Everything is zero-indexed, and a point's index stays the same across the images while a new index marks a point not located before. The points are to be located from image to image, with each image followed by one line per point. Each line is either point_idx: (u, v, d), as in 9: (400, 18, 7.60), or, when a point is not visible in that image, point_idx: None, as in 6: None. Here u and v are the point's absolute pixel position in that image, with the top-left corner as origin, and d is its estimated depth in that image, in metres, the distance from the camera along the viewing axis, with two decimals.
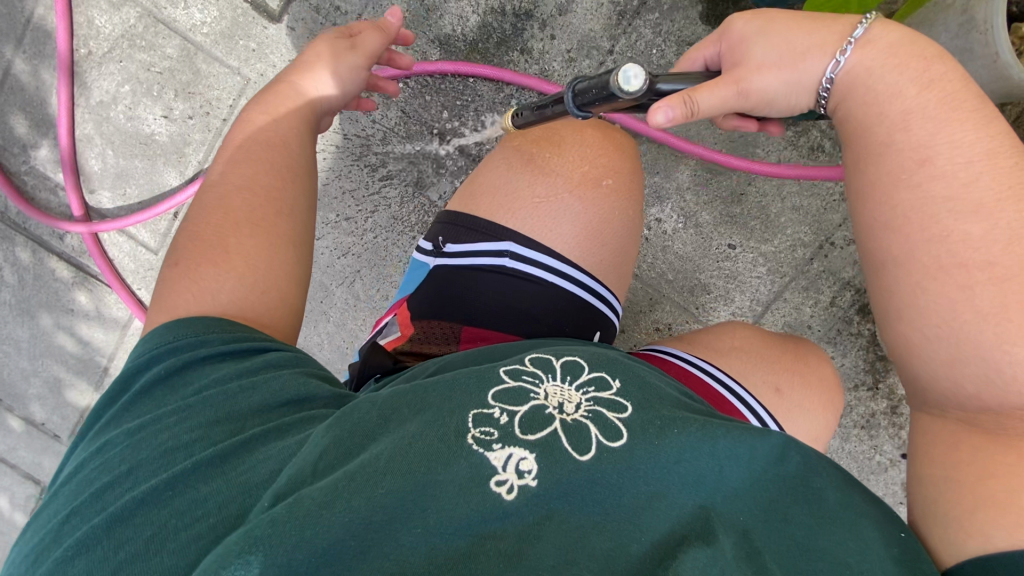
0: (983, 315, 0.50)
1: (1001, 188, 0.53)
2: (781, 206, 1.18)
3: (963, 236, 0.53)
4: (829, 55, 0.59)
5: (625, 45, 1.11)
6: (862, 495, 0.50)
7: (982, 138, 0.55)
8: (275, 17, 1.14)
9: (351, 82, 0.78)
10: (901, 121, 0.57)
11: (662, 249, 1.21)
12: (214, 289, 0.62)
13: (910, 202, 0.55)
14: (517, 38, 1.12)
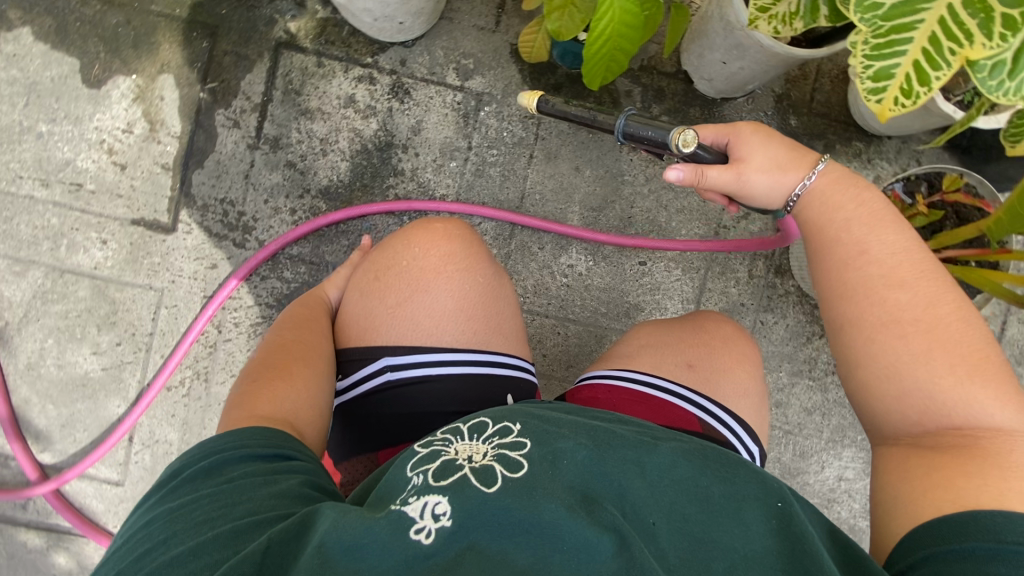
0: (916, 362, 0.66)
1: (917, 275, 0.70)
2: (669, 213, 1.28)
3: (897, 302, 0.69)
4: (802, 174, 0.76)
5: (479, 138, 1.25)
6: (750, 478, 0.55)
7: (904, 240, 0.72)
8: (169, 228, 1.22)
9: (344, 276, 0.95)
10: (844, 224, 0.73)
11: (586, 289, 1.29)
12: (279, 404, 0.71)
13: (857, 275, 0.71)
14: (387, 166, 1.24)
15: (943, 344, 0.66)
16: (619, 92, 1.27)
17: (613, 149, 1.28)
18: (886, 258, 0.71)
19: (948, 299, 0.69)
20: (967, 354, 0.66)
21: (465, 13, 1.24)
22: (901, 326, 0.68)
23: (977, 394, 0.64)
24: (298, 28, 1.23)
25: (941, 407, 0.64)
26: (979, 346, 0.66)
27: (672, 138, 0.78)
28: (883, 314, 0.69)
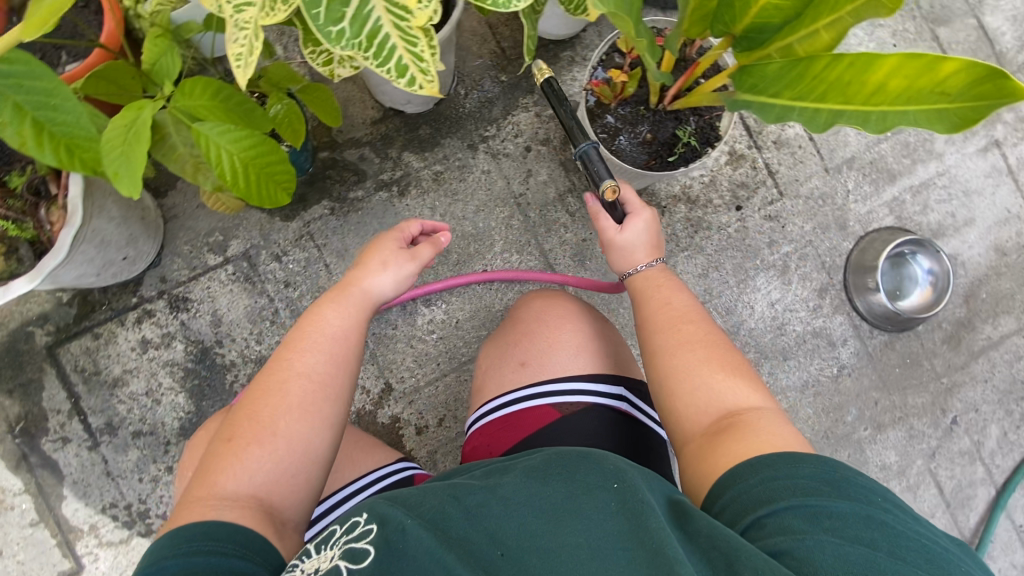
0: (697, 369, 0.78)
1: (699, 317, 0.85)
2: (472, 217, 1.31)
3: (686, 333, 0.83)
4: (649, 258, 0.94)
5: (274, 286, 1.25)
6: (596, 475, 0.65)
7: (689, 298, 0.88)
8: (74, 569, 1.17)
9: (403, 278, 0.86)
10: (658, 289, 0.90)
11: (458, 329, 1.29)
12: (256, 473, 0.69)
13: (655, 319, 0.86)
14: (215, 369, 1.22)
15: (708, 353, 0.80)
16: (356, 162, 1.29)
17: (386, 207, 1.28)
18: (677, 309, 0.86)
19: (716, 331, 0.83)
20: (732, 362, 0.80)
21: (184, 201, 1.23)
22: (683, 342, 0.81)
23: (738, 386, 0.77)
24: (57, 322, 1.21)
25: (716, 399, 0.76)
26: (732, 358, 0.80)
27: (603, 187, 0.90)
28: (676, 331, 0.83)
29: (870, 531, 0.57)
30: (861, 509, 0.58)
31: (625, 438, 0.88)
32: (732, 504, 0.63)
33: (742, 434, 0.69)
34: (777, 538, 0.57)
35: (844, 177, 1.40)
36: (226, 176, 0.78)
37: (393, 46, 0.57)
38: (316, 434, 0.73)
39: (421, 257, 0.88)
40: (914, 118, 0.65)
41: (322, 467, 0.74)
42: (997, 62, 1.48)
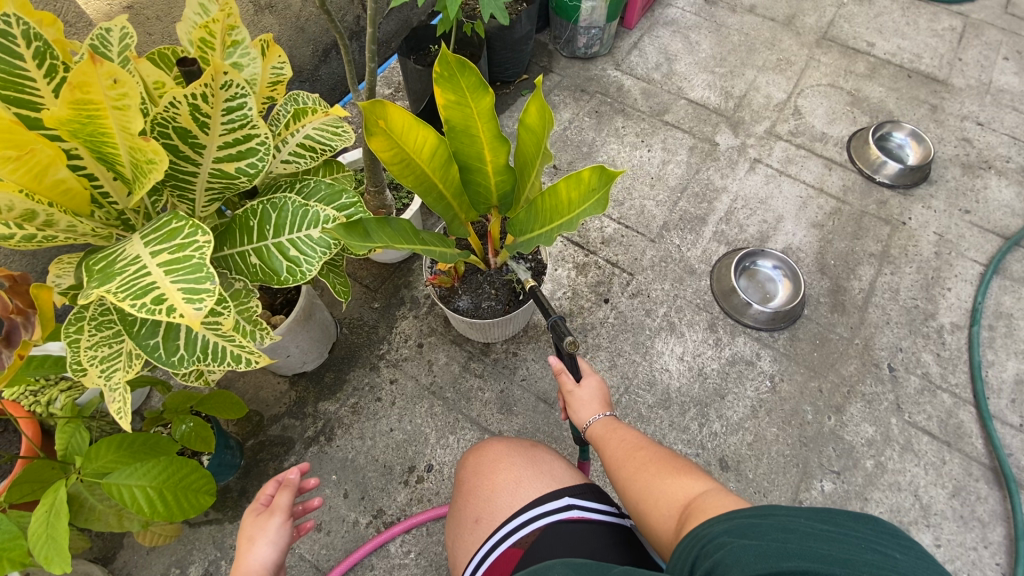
0: (651, 485, 0.80)
1: (643, 444, 0.89)
2: (399, 424, 1.41)
3: (634, 462, 0.86)
4: (602, 411, 1.00)
5: None
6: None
7: (632, 432, 0.93)
8: None
9: (278, 536, 0.81)
10: (606, 434, 0.95)
11: (431, 534, 1.28)
12: None
13: (613, 461, 0.89)
14: None
15: (655, 469, 0.82)
16: (281, 433, 1.39)
17: (322, 457, 1.37)
18: (621, 442, 0.91)
19: (660, 449, 0.87)
20: (676, 464, 0.83)
21: (134, 554, 1.25)
22: (633, 468, 0.85)
23: (688, 482, 0.78)
24: None
25: (673, 501, 0.76)
26: (679, 464, 0.83)
27: (566, 343, 0.99)
28: (629, 459, 0.87)
29: (781, 528, 0.56)
30: (774, 518, 0.58)
31: (592, 549, 0.81)
32: (679, 551, 0.63)
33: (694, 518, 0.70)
34: (714, 555, 0.57)
35: (669, 238, 1.68)
36: (145, 508, 0.87)
37: (225, 350, 0.77)
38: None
39: (280, 506, 0.84)
40: (590, 211, 0.81)
41: None
42: (718, 115, 1.95)
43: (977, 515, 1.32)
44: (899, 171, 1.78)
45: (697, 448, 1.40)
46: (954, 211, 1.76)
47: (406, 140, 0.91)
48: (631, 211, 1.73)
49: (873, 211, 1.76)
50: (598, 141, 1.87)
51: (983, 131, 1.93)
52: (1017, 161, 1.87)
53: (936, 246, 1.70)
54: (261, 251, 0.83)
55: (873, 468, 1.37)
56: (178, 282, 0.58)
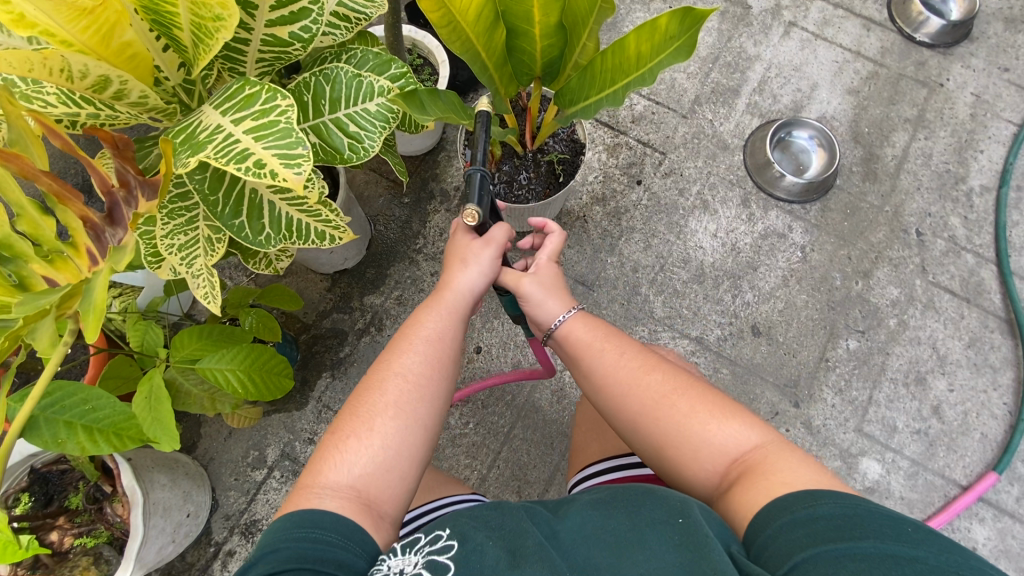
0: (685, 426, 0.74)
1: (656, 366, 0.79)
2: None
3: (655, 388, 0.77)
4: (565, 307, 0.84)
5: None
6: (658, 507, 0.63)
7: (634, 346, 0.82)
8: None
9: (489, 271, 0.83)
10: (597, 344, 0.82)
11: (486, 407, 1.38)
12: (354, 464, 0.68)
13: (620, 385, 0.79)
14: None
15: (686, 404, 0.75)
16: (332, 327, 1.44)
17: (374, 347, 1.43)
18: (633, 363, 0.80)
19: (678, 375, 0.79)
20: (721, 400, 0.76)
21: (213, 442, 1.35)
22: (660, 405, 0.76)
23: (728, 426, 0.73)
24: None
25: (720, 449, 0.72)
26: (708, 397, 0.76)
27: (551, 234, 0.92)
28: (653, 389, 0.77)
29: (890, 554, 0.53)
30: (881, 534, 0.55)
31: None
32: (765, 538, 0.60)
33: (761, 476, 0.67)
34: (810, 550, 0.55)
35: (701, 112, 1.63)
36: (238, 389, 0.92)
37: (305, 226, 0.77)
38: (420, 430, 0.72)
39: (495, 240, 0.84)
40: (668, 63, 0.78)
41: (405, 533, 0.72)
42: None
43: (989, 362, 1.42)
44: (941, 28, 1.68)
45: (731, 317, 1.46)
46: (993, 69, 1.70)
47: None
48: (661, 86, 1.65)
49: (912, 73, 1.69)
50: (623, 9, 1.74)
51: None
52: None
53: (972, 107, 1.65)
54: (320, 128, 0.80)
55: (897, 326, 1.45)
56: (270, 147, 0.56)
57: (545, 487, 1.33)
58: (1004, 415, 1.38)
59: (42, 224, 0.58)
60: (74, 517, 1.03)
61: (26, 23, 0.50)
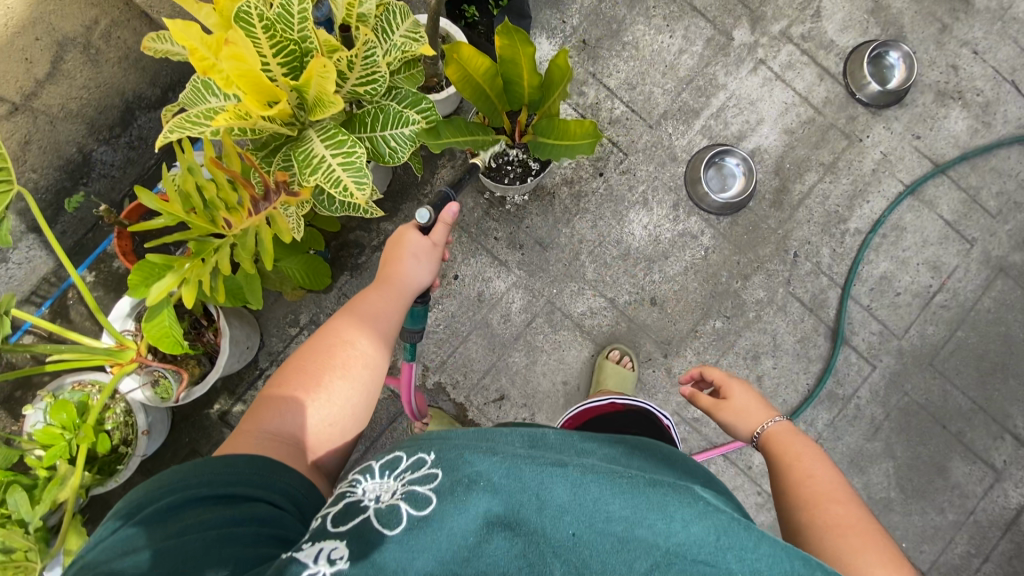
0: (854, 557, 0.93)
1: (847, 509, 1.00)
2: None
3: (836, 515, 0.99)
4: (773, 417, 1.26)
5: None
6: (641, 478, 0.84)
7: (844, 486, 1.05)
8: None
9: (427, 267, 1.33)
10: (796, 459, 1.13)
11: (453, 317, 1.99)
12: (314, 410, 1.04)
13: (824, 513, 1.01)
14: None
15: (860, 539, 0.95)
16: (354, 240, 1.98)
17: (383, 260, 1.99)
18: (832, 487, 1.05)
19: (884, 537, 0.96)
20: (890, 556, 0.94)
21: (264, 303, 1.95)
22: (838, 525, 0.98)
23: (882, 570, 0.91)
24: (220, 399, 1.92)
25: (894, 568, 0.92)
26: (878, 546, 0.95)
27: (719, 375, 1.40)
28: (821, 487, 1.05)
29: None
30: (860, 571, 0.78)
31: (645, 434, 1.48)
32: None
33: None
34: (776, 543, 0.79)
35: (664, 126, 2.05)
36: (298, 276, 1.50)
37: None
38: (357, 389, 1.10)
39: (439, 239, 1.34)
40: (584, 148, 1.31)
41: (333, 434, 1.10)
42: (744, 6, 2.09)
43: (807, 355, 2.02)
44: (878, 93, 2.05)
45: (638, 288, 2.02)
46: (908, 135, 2.09)
47: (467, 63, 1.30)
48: (639, 97, 2.06)
49: (842, 125, 2.08)
50: (628, 19, 2.08)
51: (975, 60, 2.13)
52: (986, 96, 2.12)
53: (877, 164, 2.08)
54: (372, 140, 1.30)
55: (753, 318, 2.02)
56: (349, 178, 1.09)
57: (483, 376, 1.99)
58: (802, 391, 2.01)
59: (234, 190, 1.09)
60: (183, 334, 1.62)
61: (229, 84, 1.01)
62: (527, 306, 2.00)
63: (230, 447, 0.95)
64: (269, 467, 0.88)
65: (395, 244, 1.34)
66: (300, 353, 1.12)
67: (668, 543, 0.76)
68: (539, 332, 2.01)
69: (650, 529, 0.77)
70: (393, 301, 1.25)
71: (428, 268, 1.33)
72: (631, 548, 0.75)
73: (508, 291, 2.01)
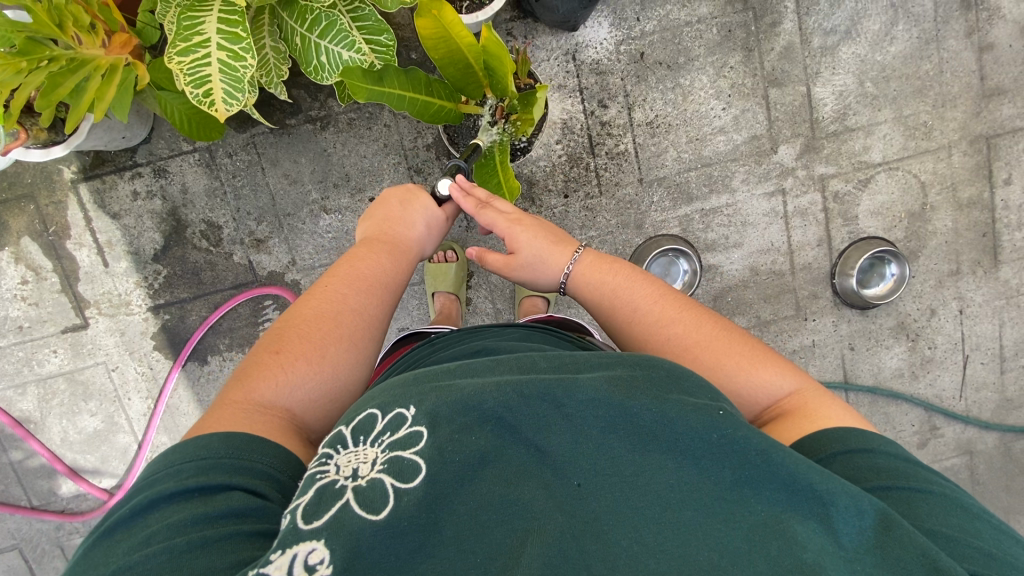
0: (716, 377, 0.98)
1: (660, 309, 1.07)
2: (370, 157, 1.81)
3: (676, 334, 1.03)
4: (568, 257, 1.20)
5: (225, 175, 1.81)
6: (628, 426, 0.74)
7: (649, 289, 1.11)
8: (80, 323, 1.87)
9: (432, 221, 1.32)
10: (606, 291, 1.14)
11: (347, 233, 1.85)
12: (300, 379, 0.94)
13: (671, 345, 1.03)
14: (182, 222, 1.83)
15: (714, 349, 1.00)
16: (294, 97, 1.77)
17: (311, 135, 1.80)
18: (649, 302, 1.09)
19: (699, 316, 1.05)
20: (750, 353, 1.00)
21: None
22: (690, 348, 1.01)
23: (754, 373, 0.97)
24: (81, 166, 1.78)
25: (765, 387, 0.97)
26: (714, 327, 1.03)
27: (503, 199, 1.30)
28: (652, 313, 1.07)
29: (832, 499, 0.70)
30: (842, 490, 0.70)
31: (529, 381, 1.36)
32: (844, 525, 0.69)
33: (809, 417, 0.91)
34: (763, 466, 0.71)
35: (653, 191, 1.88)
36: (177, 122, 1.31)
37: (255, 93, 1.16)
38: (359, 354, 1.03)
39: (446, 209, 1.35)
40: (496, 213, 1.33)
41: (333, 399, 0.98)
42: (809, 127, 1.88)
43: None
44: (852, 290, 1.93)
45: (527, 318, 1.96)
46: (846, 342, 2.04)
47: (451, 28, 1.11)
48: (651, 147, 1.85)
49: (801, 296, 2.00)
50: (696, 62, 1.82)
51: (954, 317, 2.05)
52: (934, 352, 2.07)
53: (802, 349, 2.03)
54: (305, 41, 1.10)
55: None
56: (221, 82, 0.96)
57: None
58: None
59: (80, 15, 1.03)
60: None
61: None
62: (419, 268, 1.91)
63: (218, 422, 0.84)
64: (262, 448, 0.81)
65: (407, 202, 1.31)
66: (302, 318, 1.04)
67: (682, 488, 0.70)
68: (413, 297, 1.92)
69: (648, 484, 0.70)
70: (399, 264, 1.20)
71: (432, 236, 1.34)
72: (646, 514, 0.68)
73: None
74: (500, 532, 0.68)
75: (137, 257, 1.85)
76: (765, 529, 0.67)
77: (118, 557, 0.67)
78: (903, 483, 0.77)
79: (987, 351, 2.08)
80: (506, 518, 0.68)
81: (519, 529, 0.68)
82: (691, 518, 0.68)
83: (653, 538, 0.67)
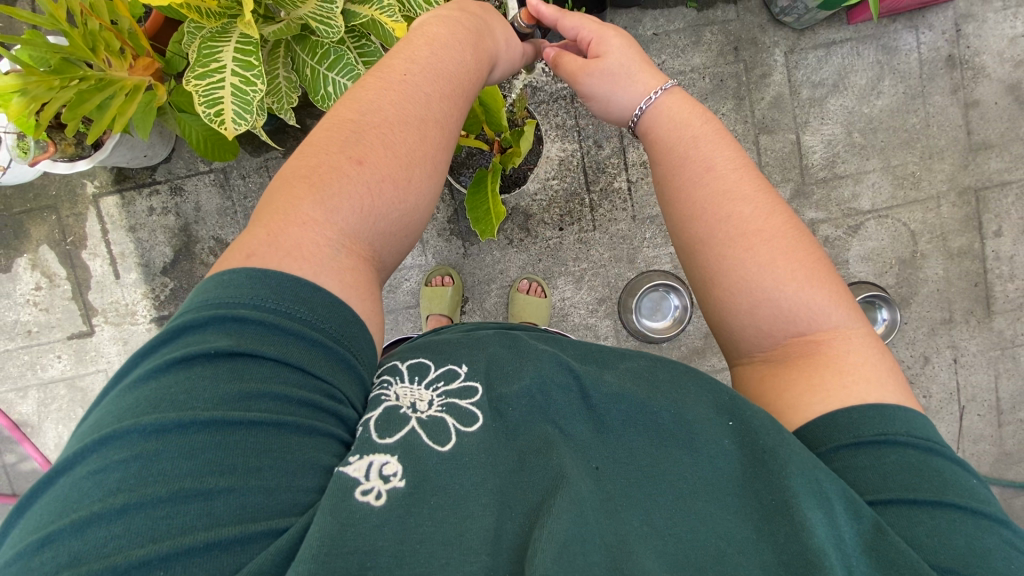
0: (764, 268, 0.87)
1: (751, 188, 0.94)
2: None
3: (744, 216, 0.91)
4: (656, 88, 1.05)
5: (237, 195, 1.90)
6: (648, 420, 0.74)
7: (738, 158, 0.97)
8: (87, 331, 1.94)
9: (514, 49, 1.12)
10: (690, 142, 0.99)
11: None
12: (368, 192, 0.77)
13: (737, 224, 0.90)
14: (193, 237, 1.92)
15: (774, 243, 0.89)
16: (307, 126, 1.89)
17: None
18: (729, 168, 0.95)
19: (779, 212, 0.93)
20: (812, 268, 0.89)
21: None
22: (749, 234, 0.89)
23: (804, 292, 0.86)
24: (104, 182, 1.89)
25: (810, 306, 0.86)
26: (794, 238, 0.91)
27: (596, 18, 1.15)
28: (727, 179, 0.94)
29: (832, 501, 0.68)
30: (841, 492, 0.69)
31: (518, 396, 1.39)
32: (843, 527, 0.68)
33: (829, 363, 0.82)
34: (769, 469, 0.71)
35: (645, 228, 1.94)
36: (195, 143, 1.41)
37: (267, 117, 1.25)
38: (433, 186, 0.87)
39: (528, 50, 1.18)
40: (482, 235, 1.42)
41: (403, 230, 0.83)
42: (799, 173, 1.94)
43: None
44: None
45: None
46: None
47: None
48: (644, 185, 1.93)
49: None
50: None
51: (949, 366, 2.04)
52: (930, 401, 2.04)
53: None
54: (314, 71, 1.19)
55: None
56: (232, 104, 1.05)
57: None
58: None
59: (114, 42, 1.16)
60: None
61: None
62: (416, 291, 1.97)
63: (282, 234, 0.71)
64: (346, 324, 0.70)
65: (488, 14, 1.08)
66: (383, 117, 0.82)
67: (693, 481, 0.70)
68: (408, 319, 1.97)
69: (665, 475, 0.70)
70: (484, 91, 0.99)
71: (508, 62, 1.11)
72: (658, 500, 0.68)
73: (410, 268, 1.96)
74: (532, 487, 0.67)
75: (146, 269, 1.93)
76: (768, 518, 0.69)
77: (201, 406, 0.58)
78: (912, 494, 0.71)
79: (983, 403, 2.05)
80: (534, 481, 0.67)
81: (545, 487, 0.66)
82: (703, 507, 0.68)
83: (663, 523, 0.67)
